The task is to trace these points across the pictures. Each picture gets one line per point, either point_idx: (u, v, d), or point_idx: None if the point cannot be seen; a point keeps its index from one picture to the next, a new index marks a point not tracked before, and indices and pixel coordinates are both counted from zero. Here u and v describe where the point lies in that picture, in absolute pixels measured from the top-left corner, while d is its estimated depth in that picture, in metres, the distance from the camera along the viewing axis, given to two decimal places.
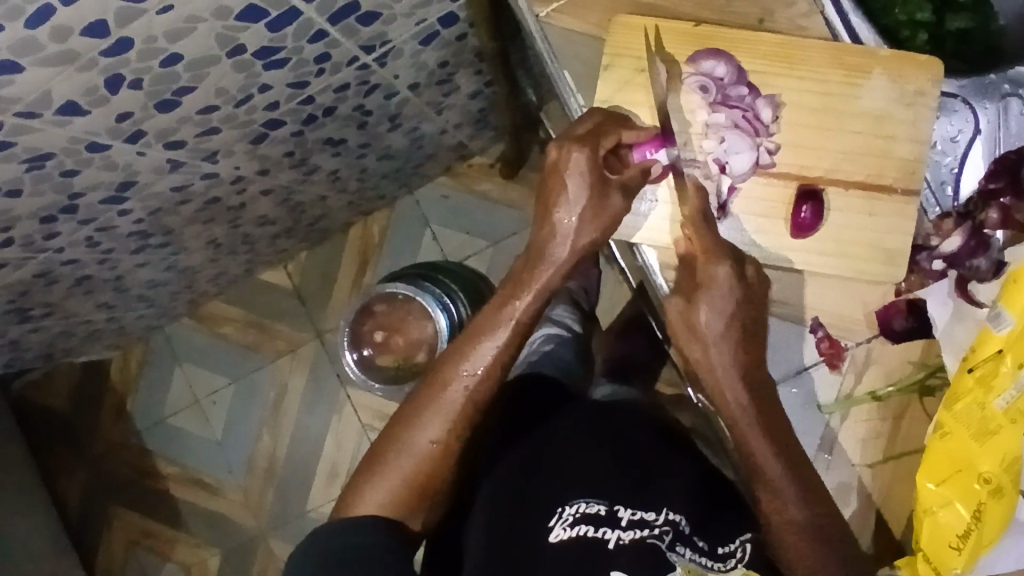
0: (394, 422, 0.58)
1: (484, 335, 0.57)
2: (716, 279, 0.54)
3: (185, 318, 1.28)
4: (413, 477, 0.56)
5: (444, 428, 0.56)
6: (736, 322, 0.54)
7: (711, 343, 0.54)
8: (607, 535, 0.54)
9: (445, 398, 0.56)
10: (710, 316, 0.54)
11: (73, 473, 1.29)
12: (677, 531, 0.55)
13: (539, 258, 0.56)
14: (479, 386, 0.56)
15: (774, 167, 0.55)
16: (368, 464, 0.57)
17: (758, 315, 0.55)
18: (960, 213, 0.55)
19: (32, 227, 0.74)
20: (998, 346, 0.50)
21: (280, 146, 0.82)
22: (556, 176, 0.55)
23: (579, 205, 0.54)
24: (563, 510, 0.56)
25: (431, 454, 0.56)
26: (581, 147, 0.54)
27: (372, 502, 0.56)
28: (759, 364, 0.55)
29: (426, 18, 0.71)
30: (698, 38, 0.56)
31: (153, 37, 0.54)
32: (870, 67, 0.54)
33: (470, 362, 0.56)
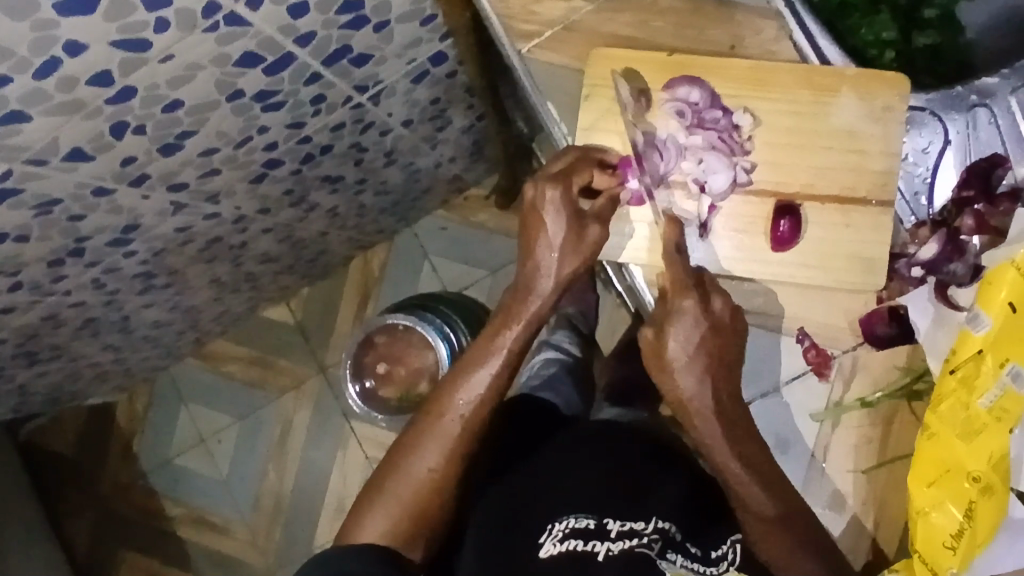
0: (394, 451, 0.59)
1: (478, 364, 0.58)
2: (682, 311, 0.55)
3: (190, 357, 1.30)
4: (412, 505, 0.57)
5: (441, 456, 0.57)
6: (707, 350, 0.55)
7: (681, 374, 0.55)
8: (597, 547, 0.55)
9: (442, 427, 0.58)
10: (676, 348, 0.55)
11: (80, 516, 1.29)
12: (668, 538, 0.57)
13: (525, 292, 0.58)
14: (476, 412, 0.58)
15: (752, 184, 0.58)
16: (369, 494, 0.59)
17: (731, 341, 0.56)
18: (935, 221, 0.57)
19: (40, 271, 0.77)
20: (978, 346, 0.50)
21: (280, 184, 0.85)
22: (534, 213, 0.58)
23: (558, 239, 0.57)
24: (553, 526, 0.58)
25: (429, 481, 0.57)
26: (555, 186, 0.57)
27: (373, 531, 0.57)
28: (732, 393, 0.56)
29: (417, 57, 0.74)
30: (674, 65, 0.58)
31: (155, 85, 0.57)
32: (838, 87, 0.57)
33: (464, 391, 0.58)
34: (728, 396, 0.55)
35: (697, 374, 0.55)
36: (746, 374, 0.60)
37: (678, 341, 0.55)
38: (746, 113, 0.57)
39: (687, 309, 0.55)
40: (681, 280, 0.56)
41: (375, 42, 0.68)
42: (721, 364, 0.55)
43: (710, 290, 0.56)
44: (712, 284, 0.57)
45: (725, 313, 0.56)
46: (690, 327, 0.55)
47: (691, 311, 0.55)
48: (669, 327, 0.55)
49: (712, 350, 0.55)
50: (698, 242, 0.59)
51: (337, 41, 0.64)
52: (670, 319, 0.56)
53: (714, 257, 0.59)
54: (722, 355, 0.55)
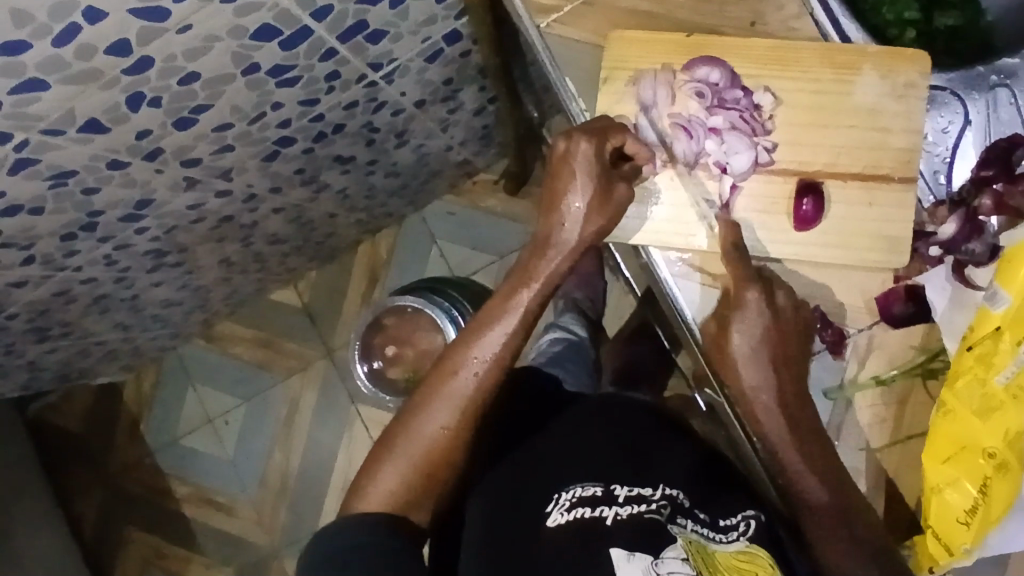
0: (404, 410, 0.59)
1: (492, 323, 0.58)
2: (745, 305, 0.56)
3: (198, 339, 1.30)
4: (421, 464, 0.57)
5: (453, 416, 0.57)
6: (768, 345, 0.56)
7: (745, 367, 0.56)
8: (606, 512, 0.55)
9: (454, 385, 0.58)
10: (740, 341, 0.56)
11: (86, 494, 1.30)
12: (676, 504, 0.58)
13: (544, 246, 0.59)
14: (488, 372, 0.57)
15: (774, 165, 0.57)
16: (379, 451, 0.59)
17: (798, 344, 0.57)
18: (954, 201, 0.57)
19: (53, 245, 0.77)
20: (996, 324, 0.50)
21: (292, 162, 0.84)
22: (565, 166, 0.57)
23: (586, 193, 0.57)
24: (559, 496, 0.58)
25: (440, 440, 0.57)
26: (590, 140, 0.56)
27: (381, 488, 0.57)
28: (796, 385, 0.57)
29: (431, 35, 0.74)
30: (692, 46, 0.58)
31: (172, 56, 0.57)
32: (859, 65, 0.56)
33: (478, 348, 0.58)
34: (792, 392, 0.56)
35: (762, 368, 0.56)
36: None
37: (741, 336, 0.56)
38: (767, 92, 0.57)
39: (748, 304, 0.56)
40: (745, 273, 0.56)
41: (391, 18, 0.67)
42: (787, 361, 0.56)
43: (774, 283, 0.57)
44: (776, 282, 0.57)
45: (788, 306, 0.56)
46: (753, 320, 0.56)
47: (755, 306, 0.55)
48: (733, 324, 0.56)
49: (776, 345, 0.56)
50: (718, 221, 0.58)
51: (353, 17, 0.64)
52: (734, 313, 0.56)
53: (734, 238, 0.58)
54: (784, 347, 0.56)
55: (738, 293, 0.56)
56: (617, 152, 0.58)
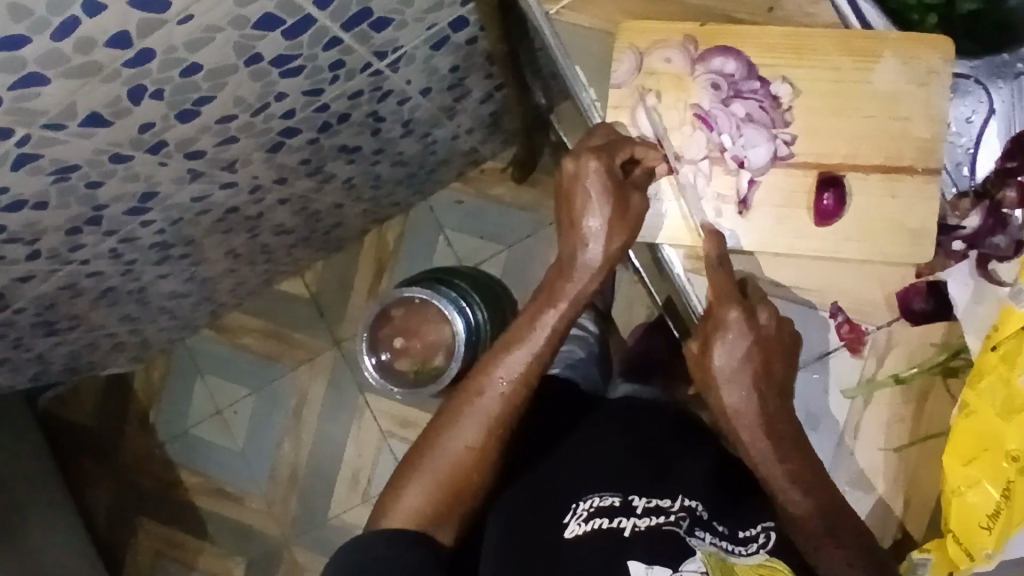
0: (431, 429, 0.61)
1: (517, 345, 0.59)
2: (727, 324, 0.56)
3: (206, 329, 1.30)
4: (446, 482, 0.59)
5: (479, 434, 0.59)
6: (752, 363, 0.56)
7: (725, 391, 0.58)
8: (623, 523, 0.57)
9: (480, 404, 0.59)
10: (721, 360, 0.57)
11: (99, 483, 1.31)
12: (695, 516, 0.59)
13: (569, 272, 0.59)
14: (512, 391, 0.59)
15: (793, 158, 0.55)
16: (405, 469, 0.60)
17: (783, 356, 0.56)
18: (977, 193, 0.55)
19: (58, 239, 0.76)
20: (1020, 321, 0.49)
21: (297, 154, 0.83)
22: (577, 186, 0.57)
23: (603, 210, 0.56)
24: (576, 505, 0.59)
25: (467, 455, 0.59)
26: (599, 157, 0.55)
27: (407, 507, 0.58)
28: (780, 402, 0.57)
29: (437, 22, 0.72)
30: (707, 35, 0.56)
31: (173, 47, 0.56)
32: (881, 52, 0.54)
33: (504, 368, 0.59)
34: (778, 408, 0.57)
35: (743, 389, 0.57)
36: None
37: (722, 356, 0.57)
38: (784, 83, 0.55)
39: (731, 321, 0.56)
40: (726, 292, 0.56)
41: (396, 5, 0.66)
42: (770, 372, 0.56)
43: (758, 303, 0.56)
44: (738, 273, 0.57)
45: (771, 326, 0.56)
46: (735, 340, 0.56)
47: (735, 327, 0.56)
48: (713, 343, 0.57)
49: (756, 373, 0.56)
50: (737, 219, 0.57)
51: (357, 5, 0.63)
52: (715, 334, 0.57)
53: (753, 235, 0.56)
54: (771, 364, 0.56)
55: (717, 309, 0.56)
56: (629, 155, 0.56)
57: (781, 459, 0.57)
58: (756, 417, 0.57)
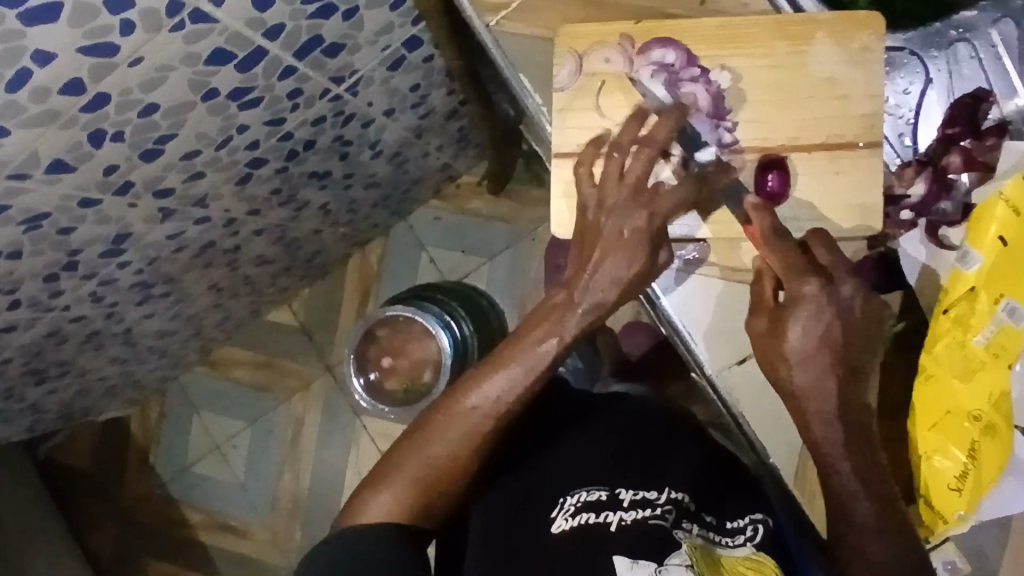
0: (415, 429, 0.55)
1: (520, 353, 0.52)
2: (801, 298, 0.51)
3: (199, 366, 1.31)
4: (424, 488, 0.54)
5: (464, 447, 0.53)
6: (831, 342, 0.50)
7: (797, 369, 0.51)
8: (609, 517, 0.58)
9: (470, 416, 0.53)
10: (798, 337, 0.51)
11: (104, 528, 1.31)
12: (682, 508, 0.60)
13: (579, 270, 0.52)
14: (505, 405, 0.53)
15: (738, 144, 0.56)
16: (383, 466, 0.55)
17: (863, 335, 0.51)
18: (921, 161, 0.56)
19: (37, 287, 0.77)
20: (971, 283, 0.55)
21: (267, 184, 0.84)
22: (595, 233, 0.52)
23: (633, 253, 0.51)
24: (564, 501, 0.60)
25: (446, 471, 0.54)
26: (638, 201, 0.51)
27: (380, 507, 0.54)
28: (858, 386, 0.51)
29: (391, 43, 0.74)
30: (644, 32, 0.57)
31: (128, 89, 0.57)
32: (813, 33, 0.55)
33: (501, 380, 0.53)
34: (852, 392, 0.51)
35: (819, 371, 0.50)
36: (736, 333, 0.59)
37: (797, 333, 0.51)
38: (723, 70, 0.56)
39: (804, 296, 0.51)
40: (795, 265, 0.51)
41: (346, 30, 0.67)
42: (847, 355, 0.50)
43: (839, 274, 0.51)
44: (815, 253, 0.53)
45: (855, 299, 0.51)
46: (814, 317, 0.50)
47: (813, 299, 0.51)
48: (789, 317, 0.51)
49: (837, 352, 0.50)
50: (687, 209, 0.57)
51: (307, 33, 0.64)
52: (789, 308, 0.51)
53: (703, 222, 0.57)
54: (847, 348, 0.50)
55: (791, 283, 0.51)
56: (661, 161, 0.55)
57: (854, 451, 0.50)
58: (831, 403, 0.50)
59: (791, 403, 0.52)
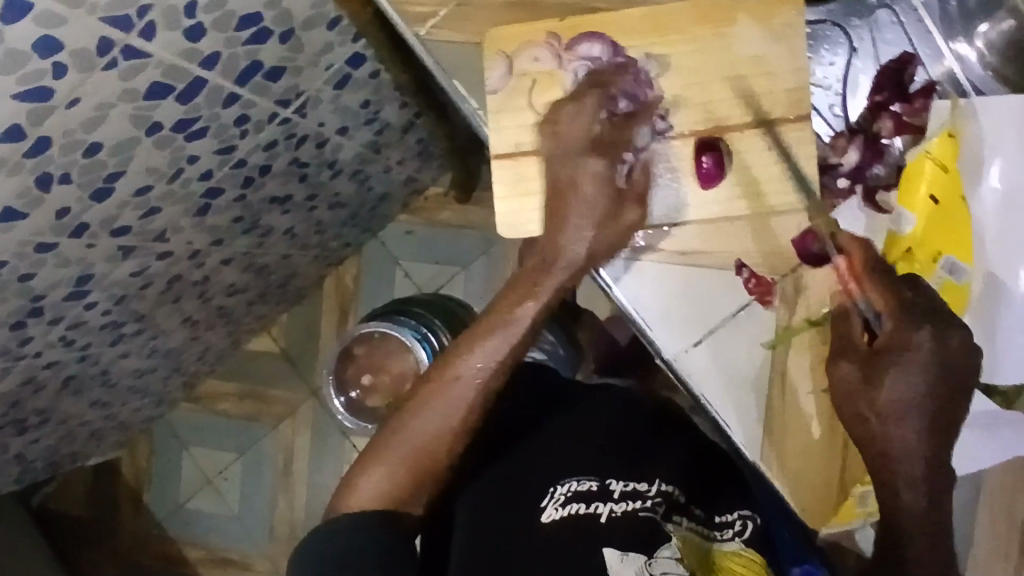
0: (399, 408, 0.60)
1: (492, 331, 0.59)
2: (914, 349, 0.54)
3: (184, 402, 1.30)
4: (414, 465, 0.58)
5: (449, 420, 0.58)
6: (933, 396, 0.54)
7: (888, 419, 0.54)
8: (600, 508, 0.61)
9: (454, 390, 0.58)
10: (900, 388, 0.54)
11: (104, 574, 1.30)
12: (671, 501, 0.64)
13: (546, 262, 0.59)
14: (486, 378, 0.58)
15: (671, 130, 0.57)
16: (375, 446, 0.59)
17: (956, 395, 0.55)
18: (852, 130, 0.59)
19: (5, 336, 0.77)
20: (908, 244, 0.57)
21: (227, 212, 0.85)
22: (567, 194, 0.58)
23: (592, 217, 0.57)
24: (554, 490, 0.63)
25: (433, 443, 0.58)
26: (601, 159, 0.57)
27: (370, 487, 0.57)
28: (946, 445, 0.55)
29: (334, 62, 0.74)
30: (569, 28, 0.58)
31: (70, 131, 0.57)
32: (734, 15, 0.56)
33: (479, 356, 0.58)
34: (947, 437, 0.54)
35: (916, 430, 0.54)
36: (690, 317, 0.59)
37: (899, 385, 0.54)
38: (650, 59, 0.57)
39: (918, 349, 0.54)
40: (907, 317, 0.55)
41: (286, 53, 0.68)
42: (942, 411, 0.54)
43: (951, 330, 0.54)
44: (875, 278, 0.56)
45: (956, 352, 0.54)
46: (919, 376, 0.54)
47: (922, 352, 0.54)
48: (884, 370, 0.54)
49: (940, 407, 0.54)
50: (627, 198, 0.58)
51: (245, 58, 0.64)
52: (889, 364, 0.54)
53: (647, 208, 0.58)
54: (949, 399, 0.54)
55: (902, 334, 0.54)
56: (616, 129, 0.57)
57: (927, 485, 0.54)
58: (909, 448, 0.54)
59: (876, 458, 0.55)
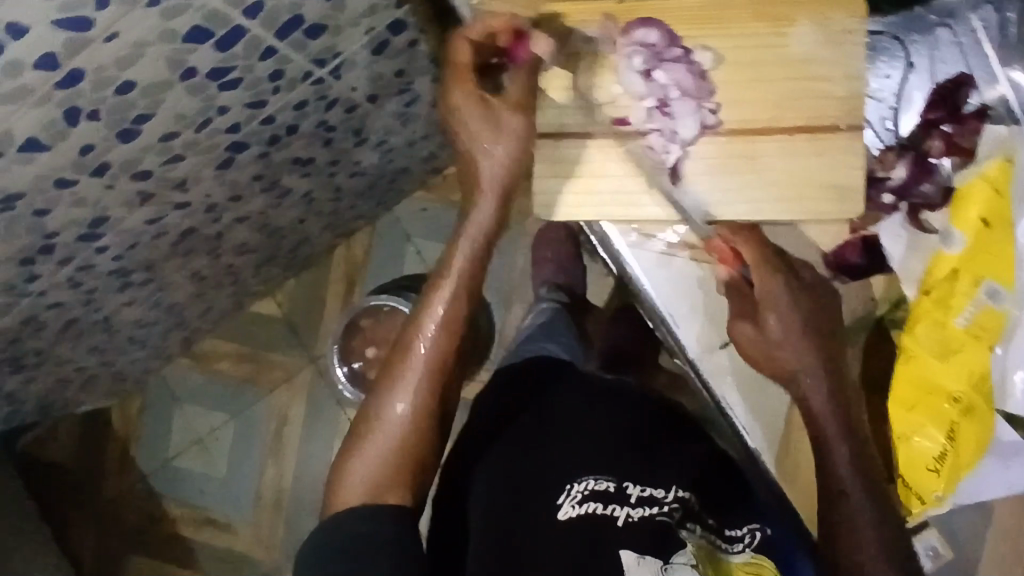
0: (369, 400, 0.61)
1: (426, 313, 0.59)
2: (778, 296, 0.60)
3: (181, 358, 1.29)
4: (394, 453, 0.59)
5: (410, 399, 0.59)
6: (805, 326, 0.60)
7: (783, 358, 0.60)
8: (617, 511, 0.64)
9: (411, 369, 0.59)
10: (782, 331, 0.60)
11: (84, 523, 1.29)
12: (686, 508, 0.67)
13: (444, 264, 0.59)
14: (435, 353, 0.58)
15: (721, 125, 0.56)
16: (350, 443, 0.60)
17: (822, 309, 0.62)
18: (903, 145, 0.60)
19: (12, 271, 0.76)
20: (953, 265, 0.59)
21: (249, 169, 0.83)
22: (466, 96, 0.54)
23: (500, 139, 0.55)
24: (571, 488, 0.65)
25: (404, 430, 0.59)
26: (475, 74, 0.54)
27: (355, 481, 0.58)
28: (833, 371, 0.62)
29: (374, 27, 0.73)
30: (625, 12, 0.57)
31: (103, 66, 0.56)
32: (793, 15, 0.55)
33: (424, 334, 0.59)
34: (833, 366, 0.62)
35: (807, 356, 0.60)
36: None
37: (780, 326, 0.60)
38: (706, 51, 0.56)
39: (802, 383, 0.61)
40: (773, 265, 0.60)
41: (328, 11, 0.66)
42: (823, 339, 0.61)
43: (796, 267, 0.62)
44: (772, 309, 0.60)
45: (811, 285, 0.62)
46: (789, 309, 0.60)
47: (786, 296, 0.60)
48: (767, 317, 0.60)
49: (813, 331, 0.61)
50: (671, 191, 0.58)
51: (288, 12, 0.63)
52: (771, 305, 0.60)
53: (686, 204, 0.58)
54: (846, 402, 0.62)
55: (767, 285, 0.60)
56: (529, 69, 0.56)
57: (846, 447, 0.61)
58: (815, 390, 0.61)
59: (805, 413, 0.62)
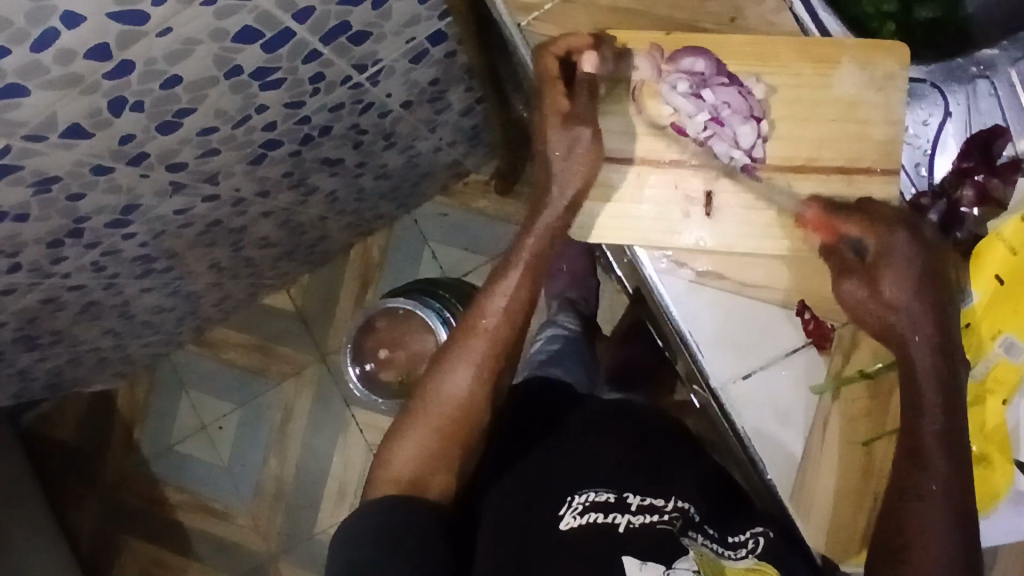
0: (427, 375, 0.62)
1: (494, 285, 0.60)
2: (899, 246, 0.53)
3: (192, 345, 1.30)
4: (444, 427, 0.61)
5: (471, 374, 0.60)
6: (927, 281, 0.53)
7: (899, 319, 0.54)
8: (618, 519, 0.62)
9: (472, 343, 0.61)
10: (898, 290, 0.53)
11: (84, 502, 1.30)
12: (688, 518, 0.65)
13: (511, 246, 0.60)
14: (499, 326, 0.60)
15: (763, 159, 0.58)
16: (403, 418, 0.63)
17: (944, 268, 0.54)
18: (936, 192, 0.60)
19: (40, 252, 0.77)
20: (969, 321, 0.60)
21: (279, 166, 0.84)
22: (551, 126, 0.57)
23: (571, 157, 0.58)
24: (572, 500, 0.63)
25: (461, 409, 0.61)
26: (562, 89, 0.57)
27: (404, 455, 0.61)
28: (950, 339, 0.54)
29: (415, 36, 0.74)
30: (675, 42, 0.59)
31: (153, 60, 0.57)
32: (838, 57, 0.57)
33: (490, 307, 0.60)
34: (953, 346, 0.54)
35: (926, 323, 0.54)
36: (746, 347, 0.62)
37: (896, 285, 0.53)
38: (759, 83, 0.58)
39: (913, 346, 0.54)
40: (893, 220, 0.54)
41: (374, 19, 0.67)
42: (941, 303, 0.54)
43: (922, 224, 0.54)
44: (890, 268, 0.53)
45: (936, 243, 0.54)
46: (910, 264, 0.53)
47: (909, 248, 0.53)
48: (884, 275, 0.53)
49: (933, 293, 0.53)
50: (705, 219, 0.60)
51: (336, 17, 0.64)
52: (889, 255, 0.53)
53: (719, 233, 0.60)
54: (955, 363, 0.54)
55: (887, 240, 0.53)
56: (586, 88, 0.58)
57: (945, 433, 0.54)
58: (922, 356, 0.54)
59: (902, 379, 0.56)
